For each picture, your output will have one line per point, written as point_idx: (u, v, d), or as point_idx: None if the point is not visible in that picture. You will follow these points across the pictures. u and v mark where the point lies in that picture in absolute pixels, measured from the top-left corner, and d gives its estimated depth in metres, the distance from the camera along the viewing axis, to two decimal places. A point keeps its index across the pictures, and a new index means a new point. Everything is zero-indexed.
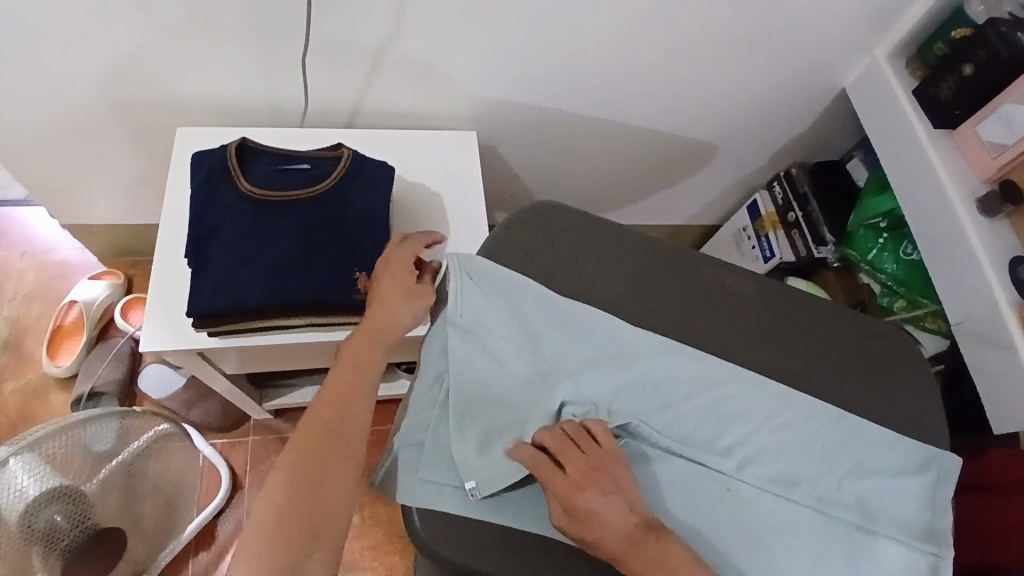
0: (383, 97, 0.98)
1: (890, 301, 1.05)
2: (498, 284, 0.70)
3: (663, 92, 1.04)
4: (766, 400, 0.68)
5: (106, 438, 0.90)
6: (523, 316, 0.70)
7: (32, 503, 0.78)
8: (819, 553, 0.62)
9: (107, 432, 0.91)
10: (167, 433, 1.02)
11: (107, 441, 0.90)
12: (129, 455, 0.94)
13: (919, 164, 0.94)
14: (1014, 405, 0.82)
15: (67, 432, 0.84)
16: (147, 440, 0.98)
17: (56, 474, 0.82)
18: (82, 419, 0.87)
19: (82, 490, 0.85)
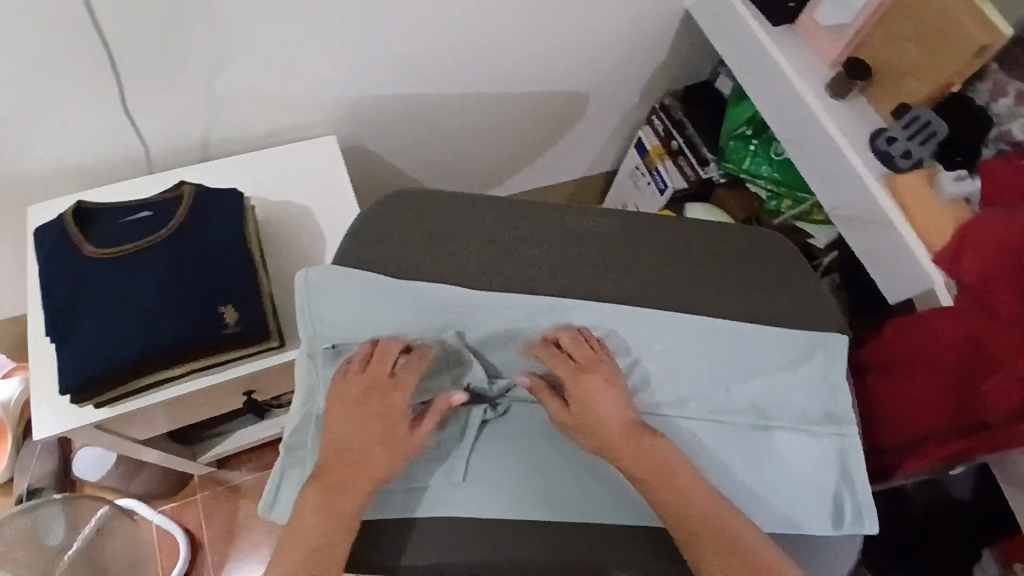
0: (230, 125, 0.93)
1: (777, 204, 1.05)
2: (348, 291, 0.70)
3: (517, 50, 1.01)
4: (645, 329, 0.70)
5: (58, 527, 0.89)
6: (377, 312, 0.70)
7: None
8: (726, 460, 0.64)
9: (57, 521, 0.89)
10: (114, 512, 1.00)
11: (59, 531, 0.89)
12: (82, 541, 0.93)
13: (768, 66, 0.94)
14: (904, 273, 0.84)
15: (13, 526, 0.82)
16: (97, 523, 0.96)
17: None
18: (26, 510, 0.85)
19: None
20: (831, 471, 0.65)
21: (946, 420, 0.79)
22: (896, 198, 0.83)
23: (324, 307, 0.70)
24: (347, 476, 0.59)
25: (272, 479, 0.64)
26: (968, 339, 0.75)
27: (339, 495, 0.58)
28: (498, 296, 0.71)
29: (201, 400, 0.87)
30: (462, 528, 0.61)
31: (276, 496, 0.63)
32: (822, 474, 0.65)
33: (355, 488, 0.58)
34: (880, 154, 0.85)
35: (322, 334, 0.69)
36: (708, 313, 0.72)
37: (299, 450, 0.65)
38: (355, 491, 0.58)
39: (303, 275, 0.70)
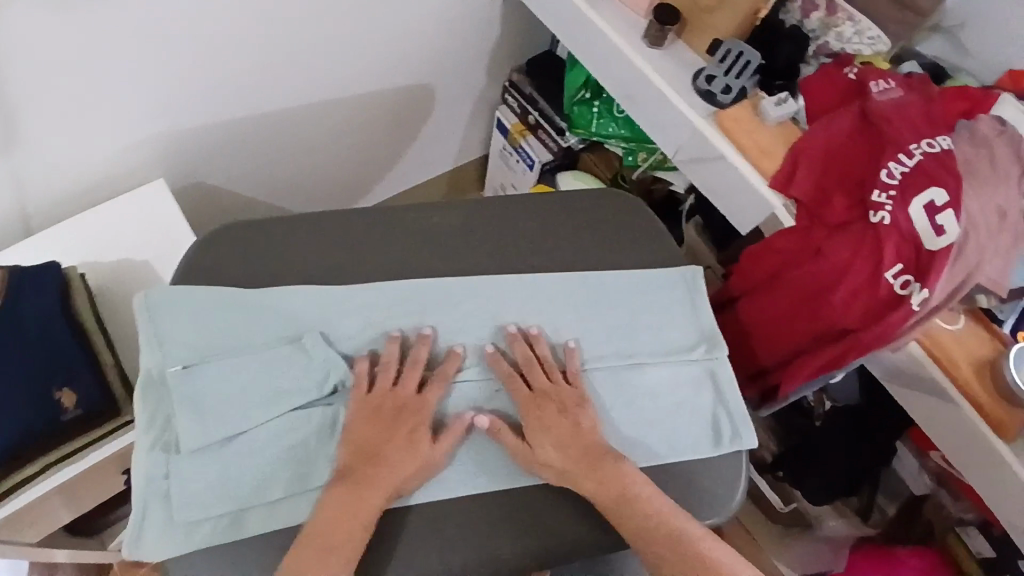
0: (43, 191, 0.86)
1: (634, 159, 1.07)
2: (192, 310, 0.66)
3: (341, 56, 0.99)
4: (508, 295, 0.71)
5: None
6: (229, 325, 0.66)
7: None
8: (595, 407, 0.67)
9: None
10: None
11: None
12: None
13: (585, 26, 0.94)
14: (746, 202, 0.86)
15: None
16: None
17: None
18: None
19: None
20: (708, 394, 0.69)
21: (810, 335, 0.81)
22: (725, 133, 0.85)
23: (168, 327, 0.65)
24: (348, 511, 0.59)
25: (134, 514, 0.60)
26: (810, 252, 0.80)
27: (356, 502, 0.59)
28: (349, 292, 0.69)
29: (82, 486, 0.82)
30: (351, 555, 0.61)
31: (141, 533, 0.60)
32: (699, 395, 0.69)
33: (373, 493, 0.60)
34: (702, 93, 0.86)
35: (170, 357, 0.64)
36: (564, 268, 0.75)
37: (162, 480, 0.61)
38: (374, 495, 0.60)
39: (140, 299, 0.66)
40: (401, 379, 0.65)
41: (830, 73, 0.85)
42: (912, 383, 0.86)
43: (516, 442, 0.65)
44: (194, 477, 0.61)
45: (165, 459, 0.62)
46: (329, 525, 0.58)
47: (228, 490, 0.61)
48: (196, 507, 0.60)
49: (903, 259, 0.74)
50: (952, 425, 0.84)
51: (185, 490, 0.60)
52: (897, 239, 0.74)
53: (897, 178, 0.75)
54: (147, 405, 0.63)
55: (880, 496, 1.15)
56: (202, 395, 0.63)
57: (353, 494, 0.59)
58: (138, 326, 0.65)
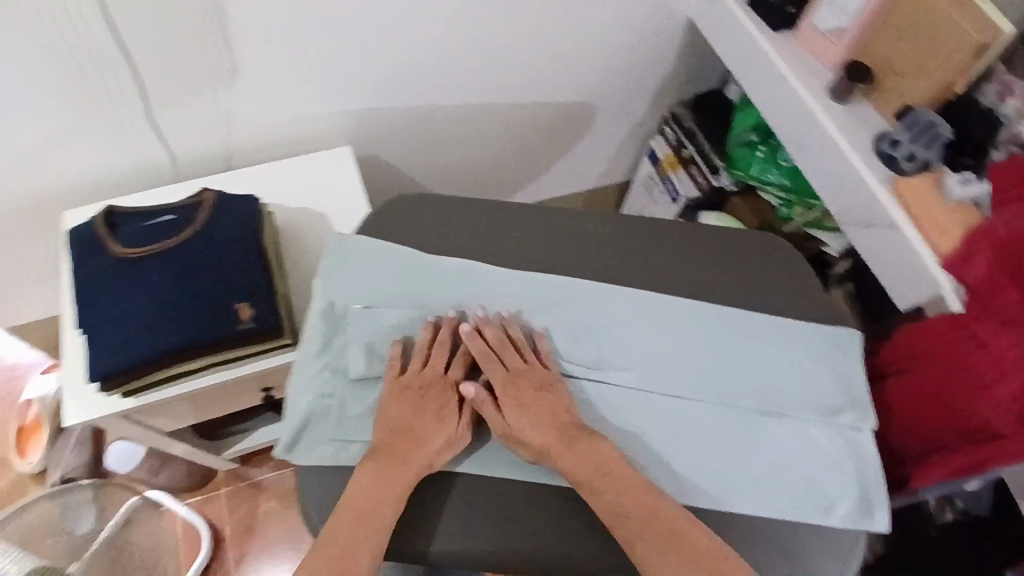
0: (247, 135, 0.97)
1: (789, 211, 1.07)
2: (377, 262, 0.75)
3: (524, 62, 1.04)
4: (658, 313, 0.75)
5: (86, 519, 1.07)
6: (407, 281, 0.75)
7: None
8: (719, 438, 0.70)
9: (86, 515, 1.07)
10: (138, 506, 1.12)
11: (88, 521, 1.07)
12: (111, 527, 1.08)
13: (769, 72, 0.94)
14: (909, 275, 0.84)
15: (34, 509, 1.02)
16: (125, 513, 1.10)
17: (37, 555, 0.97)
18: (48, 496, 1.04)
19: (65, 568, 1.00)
20: (843, 456, 0.71)
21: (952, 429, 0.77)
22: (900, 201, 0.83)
23: (355, 271, 0.74)
24: (381, 483, 0.64)
25: (293, 422, 0.68)
26: (969, 342, 0.75)
27: (387, 476, 0.64)
28: (510, 276, 0.75)
29: (226, 392, 0.91)
30: (482, 519, 0.67)
31: (297, 439, 0.68)
32: (834, 453, 0.71)
33: (406, 471, 0.64)
34: (883, 157, 0.86)
35: (352, 296, 0.73)
36: (715, 300, 0.77)
37: (326, 399, 0.69)
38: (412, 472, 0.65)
39: (337, 239, 0.76)
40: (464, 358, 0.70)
41: (1016, 161, 0.77)
42: None
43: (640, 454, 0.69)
44: (352, 403, 0.69)
45: (331, 382, 0.70)
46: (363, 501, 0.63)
47: (374, 420, 0.68)
48: (348, 428, 0.68)
49: None
50: None
51: (347, 412, 0.69)
52: None
53: None
54: (321, 334, 0.72)
55: None
56: (374, 335, 0.71)
57: (383, 468, 0.64)
58: (328, 265, 0.75)
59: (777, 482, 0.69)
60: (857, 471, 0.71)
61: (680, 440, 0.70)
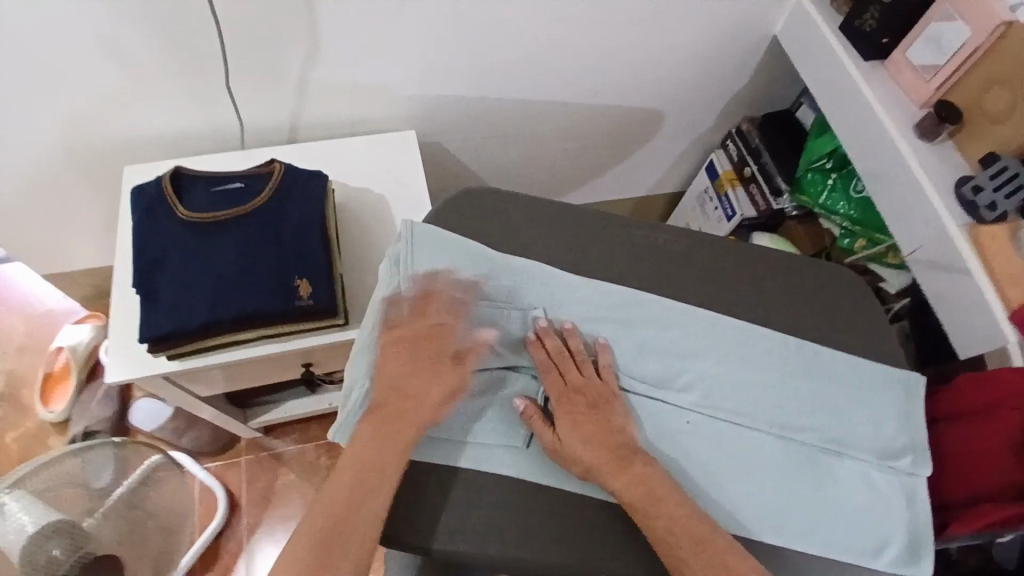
0: (319, 107, 0.95)
1: (850, 242, 1.06)
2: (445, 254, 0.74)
3: (602, 63, 1.02)
4: (723, 338, 0.74)
5: (105, 472, 0.96)
6: (474, 277, 0.73)
7: (32, 540, 0.82)
8: (776, 471, 0.69)
9: (105, 466, 0.96)
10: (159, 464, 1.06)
11: (106, 475, 0.96)
12: (128, 485, 0.99)
13: (854, 102, 0.92)
14: (975, 325, 0.82)
15: (58, 463, 0.89)
16: (145, 471, 1.03)
17: (55, 510, 0.86)
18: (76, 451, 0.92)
19: (81, 525, 0.89)
20: (898, 501, 0.69)
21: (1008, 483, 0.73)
22: (977, 249, 0.81)
23: (423, 260, 0.73)
24: (383, 449, 0.64)
25: (351, 405, 0.68)
26: None
27: (383, 440, 0.65)
28: (577, 285, 0.75)
29: (269, 365, 0.91)
30: (526, 526, 0.64)
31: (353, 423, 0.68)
32: (889, 497, 0.70)
33: (402, 436, 0.65)
34: (964, 203, 0.83)
35: (417, 284, 0.72)
36: (780, 330, 0.77)
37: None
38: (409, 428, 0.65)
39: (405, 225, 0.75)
40: (560, 379, 0.69)
41: None
42: None
43: (694, 478, 0.68)
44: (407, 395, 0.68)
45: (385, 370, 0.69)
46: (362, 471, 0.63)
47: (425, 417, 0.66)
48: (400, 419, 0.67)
49: None
50: None
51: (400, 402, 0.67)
52: None
53: None
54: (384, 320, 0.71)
55: None
56: (435, 328, 0.70)
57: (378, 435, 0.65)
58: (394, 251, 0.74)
59: (830, 521, 0.68)
60: (912, 519, 0.69)
61: (735, 470, 0.68)
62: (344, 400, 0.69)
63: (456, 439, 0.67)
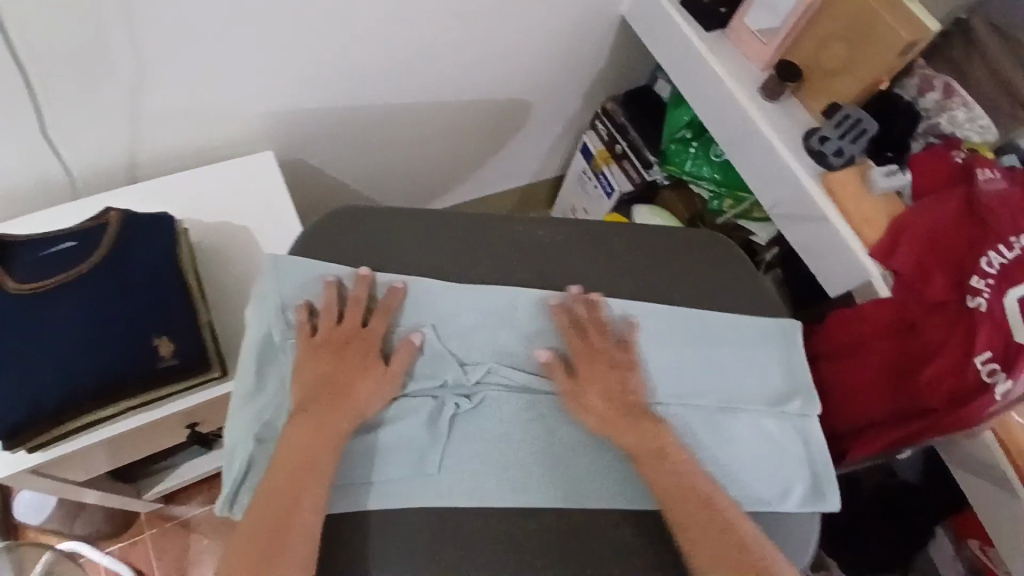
0: (158, 142, 0.88)
1: (719, 204, 1.09)
2: (310, 287, 0.71)
3: (459, 61, 1.00)
4: (610, 321, 0.75)
5: None
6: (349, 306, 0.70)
7: None
8: (686, 439, 0.70)
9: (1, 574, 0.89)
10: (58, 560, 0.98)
11: None
12: None
13: (703, 70, 0.95)
14: (838, 265, 0.88)
15: None
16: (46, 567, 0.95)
17: None
18: None
19: None
20: (798, 445, 0.72)
21: (887, 407, 0.81)
22: (830, 195, 0.86)
23: (292, 299, 0.70)
24: (307, 455, 0.61)
25: (234, 472, 0.63)
26: (903, 326, 0.81)
27: (308, 443, 0.62)
28: (455, 295, 0.73)
29: (153, 434, 0.83)
30: (447, 545, 0.64)
31: (240, 491, 0.63)
32: (790, 444, 0.72)
33: (331, 435, 0.63)
34: (812, 152, 0.87)
35: (290, 325, 0.69)
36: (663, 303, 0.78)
37: (269, 444, 0.64)
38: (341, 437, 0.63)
39: (268, 262, 0.72)
40: (595, 341, 0.72)
41: (941, 153, 0.85)
42: (976, 471, 0.86)
43: (608, 465, 0.68)
44: None
45: (269, 420, 0.65)
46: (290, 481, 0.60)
47: None
48: None
49: (993, 346, 0.72)
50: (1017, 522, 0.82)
51: None
52: (989, 328, 0.73)
53: (997, 268, 0.74)
54: (258, 372, 0.67)
55: None
56: (315, 367, 0.66)
57: (306, 435, 0.62)
58: (257, 290, 0.71)
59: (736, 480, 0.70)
60: (812, 459, 0.72)
61: None
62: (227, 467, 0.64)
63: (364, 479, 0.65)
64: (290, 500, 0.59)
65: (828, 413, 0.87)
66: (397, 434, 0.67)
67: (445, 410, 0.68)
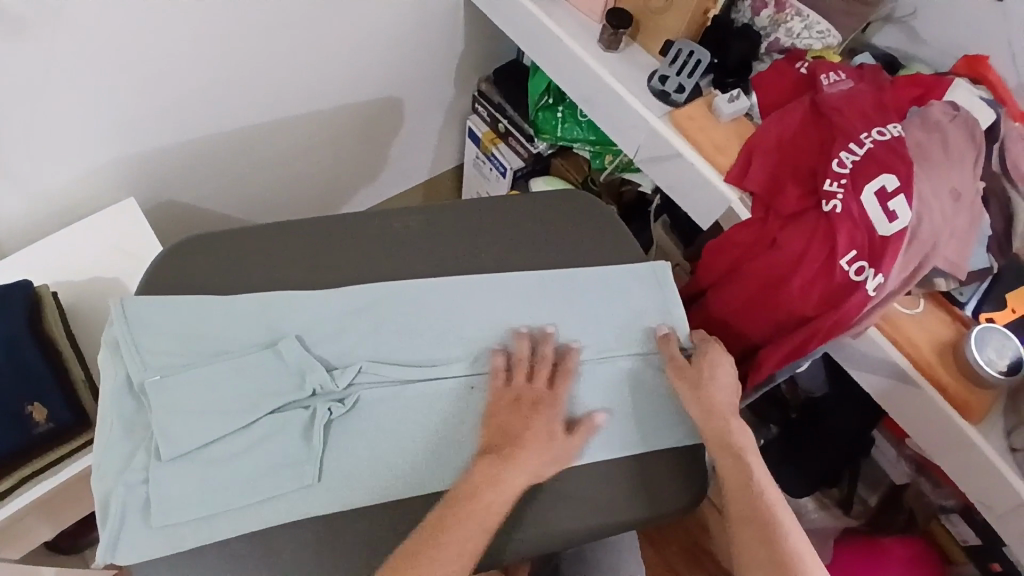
0: (14, 212, 0.87)
1: (601, 161, 1.12)
2: (164, 322, 0.69)
3: (309, 71, 1.00)
4: (478, 293, 0.75)
5: None
6: (212, 331, 0.69)
7: None
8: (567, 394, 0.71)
9: None
10: None
11: None
12: None
13: (542, 33, 0.96)
14: (703, 197, 0.88)
15: None
16: None
17: None
18: None
19: None
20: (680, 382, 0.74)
21: (769, 322, 0.82)
22: (680, 130, 0.87)
23: (151, 337, 0.68)
24: (467, 513, 0.61)
25: (111, 521, 0.61)
26: (766, 243, 0.81)
27: (479, 498, 0.61)
28: (312, 299, 0.72)
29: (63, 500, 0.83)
30: (341, 545, 0.63)
31: (119, 539, 0.62)
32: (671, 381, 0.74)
33: (497, 495, 0.62)
34: (655, 93, 0.89)
35: (151, 363, 0.67)
36: (530, 267, 0.79)
37: (141, 486, 0.63)
38: (519, 476, 0.63)
39: (116, 305, 0.69)
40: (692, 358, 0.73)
41: (782, 70, 0.87)
42: (880, 368, 0.85)
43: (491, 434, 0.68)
44: (173, 482, 0.63)
45: (142, 463, 0.64)
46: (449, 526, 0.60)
47: (205, 495, 0.63)
48: (174, 509, 0.62)
49: (856, 246, 0.76)
50: (924, 407, 0.83)
51: (168, 493, 0.63)
52: (849, 226, 0.76)
53: (849, 167, 0.77)
54: (123, 416, 0.65)
55: (861, 488, 1.14)
56: (186, 400, 0.65)
57: (494, 483, 0.62)
58: (108, 333, 0.69)
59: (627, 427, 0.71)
60: None
61: None
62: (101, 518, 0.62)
63: (246, 504, 0.63)
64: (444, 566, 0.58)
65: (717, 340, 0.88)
66: (279, 451, 0.65)
67: (319, 416, 0.66)
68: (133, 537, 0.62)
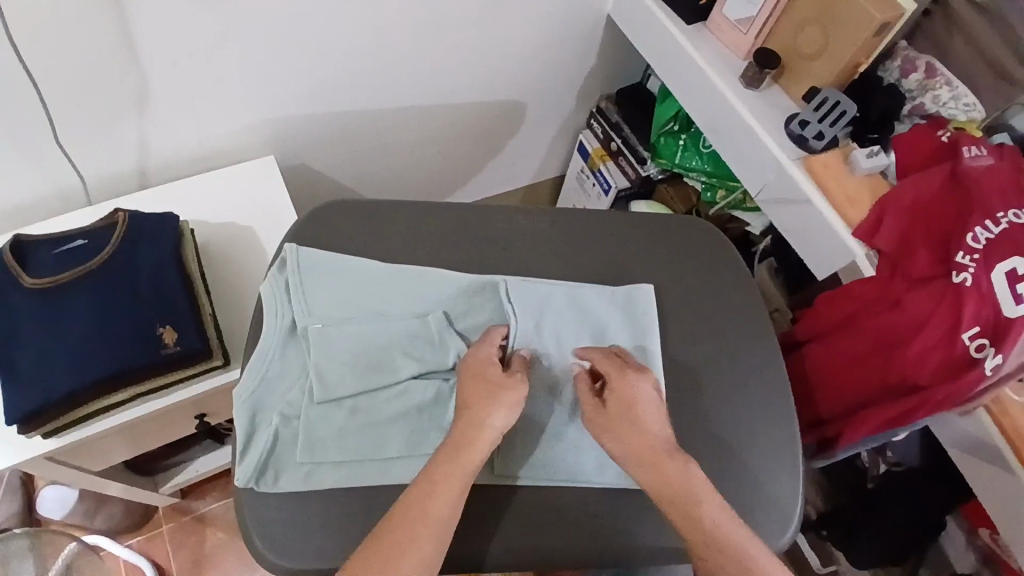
0: (165, 149, 0.93)
1: (713, 195, 1.13)
2: (319, 274, 0.73)
3: (451, 65, 1.04)
4: (612, 301, 0.76)
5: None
6: (366, 291, 0.73)
7: None
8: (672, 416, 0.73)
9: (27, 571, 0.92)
10: (81, 550, 1.02)
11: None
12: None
13: (686, 62, 0.98)
14: (825, 248, 0.89)
15: None
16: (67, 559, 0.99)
17: None
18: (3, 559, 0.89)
19: None
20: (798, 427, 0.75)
21: (877, 383, 0.81)
22: (814, 178, 0.88)
23: (315, 286, 0.72)
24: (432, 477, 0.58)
25: (258, 448, 0.66)
26: (888, 303, 0.81)
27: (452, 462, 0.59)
28: (449, 279, 0.75)
29: (165, 423, 0.87)
30: None
31: (264, 468, 0.66)
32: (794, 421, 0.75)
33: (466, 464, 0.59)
34: (793, 137, 0.89)
35: (313, 310, 0.71)
36: (659, 284, 0.80)
37: (293, 421, 0.68)
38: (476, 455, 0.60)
39: (282, 253, 0.74)
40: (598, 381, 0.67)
41: (921, 132, 0.85)
42: (976, 450, 0.84)
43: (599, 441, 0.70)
44: (319, 424, 0.67)
45: (294, 402, 0.68)
46: (423, 509, 0.57)
47: (344, 444, 0.66)
48: (318, 450, 0.66)
49: (979, 323, 0.73)
50: (1016, 505, 0.81)
51: (313, 435, 0.67)
52: (977, 301, 0.73)
53: (983, 243, 0.73)
54: (286, 355, 0.70)
55: (923, 571, 1.11)
56: (337, 351, 0.69)
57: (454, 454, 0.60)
58: (273, 276, 0.74)
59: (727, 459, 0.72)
60: None
61: None
62: (250, 444, 0.67)
63: (380, 460, 0.66)
64: (410, 523, 0.56)
65: (819, 392, 0.88)
66: (408, 417, 0.68)
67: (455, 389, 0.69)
68: (278, 468, 0.66)
